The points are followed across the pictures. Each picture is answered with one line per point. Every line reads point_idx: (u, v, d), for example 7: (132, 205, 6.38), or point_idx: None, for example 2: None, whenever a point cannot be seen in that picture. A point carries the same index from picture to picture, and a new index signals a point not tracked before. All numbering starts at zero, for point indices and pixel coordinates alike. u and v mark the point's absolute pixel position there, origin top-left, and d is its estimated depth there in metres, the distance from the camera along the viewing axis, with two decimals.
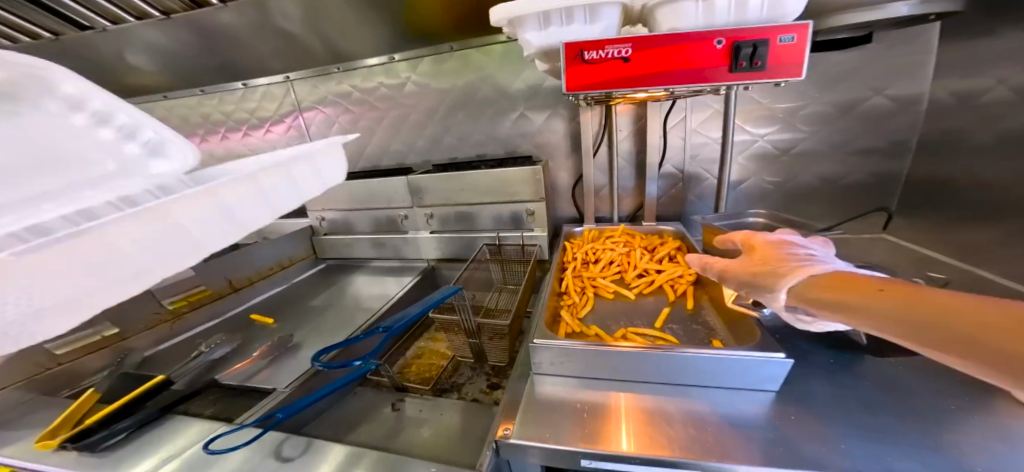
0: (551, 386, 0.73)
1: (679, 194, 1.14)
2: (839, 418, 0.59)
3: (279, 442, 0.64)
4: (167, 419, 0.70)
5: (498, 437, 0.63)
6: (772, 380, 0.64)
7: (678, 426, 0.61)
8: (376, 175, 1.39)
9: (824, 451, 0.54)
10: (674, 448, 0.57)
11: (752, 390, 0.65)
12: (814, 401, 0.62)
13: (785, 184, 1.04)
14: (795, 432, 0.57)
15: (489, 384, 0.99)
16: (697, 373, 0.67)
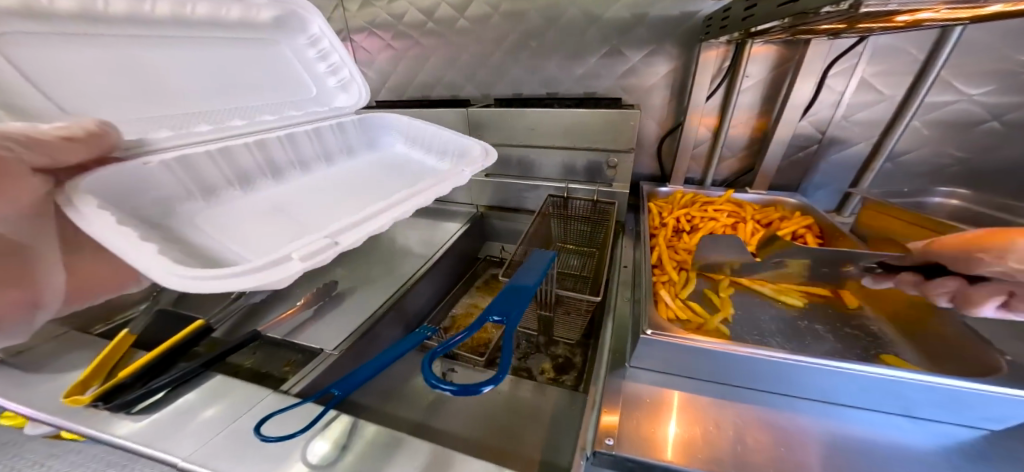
0: (652, 382, 0.59)
1: (808, 159, 0.96)
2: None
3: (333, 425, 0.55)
4: (204, 385, 0.61)
5: (597, 445, 0.50)
6: (931, 411, 0.50)
7: (834, 458, 0.47)
8: (429, 106, 1.20)
9: None
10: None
11: (899, 416, 0.52)
12: (980, 449, 0.48)
13: (973, 160, 0.85)
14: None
15: (551, 362, 0.87)
16: (856, 392, 0.52)
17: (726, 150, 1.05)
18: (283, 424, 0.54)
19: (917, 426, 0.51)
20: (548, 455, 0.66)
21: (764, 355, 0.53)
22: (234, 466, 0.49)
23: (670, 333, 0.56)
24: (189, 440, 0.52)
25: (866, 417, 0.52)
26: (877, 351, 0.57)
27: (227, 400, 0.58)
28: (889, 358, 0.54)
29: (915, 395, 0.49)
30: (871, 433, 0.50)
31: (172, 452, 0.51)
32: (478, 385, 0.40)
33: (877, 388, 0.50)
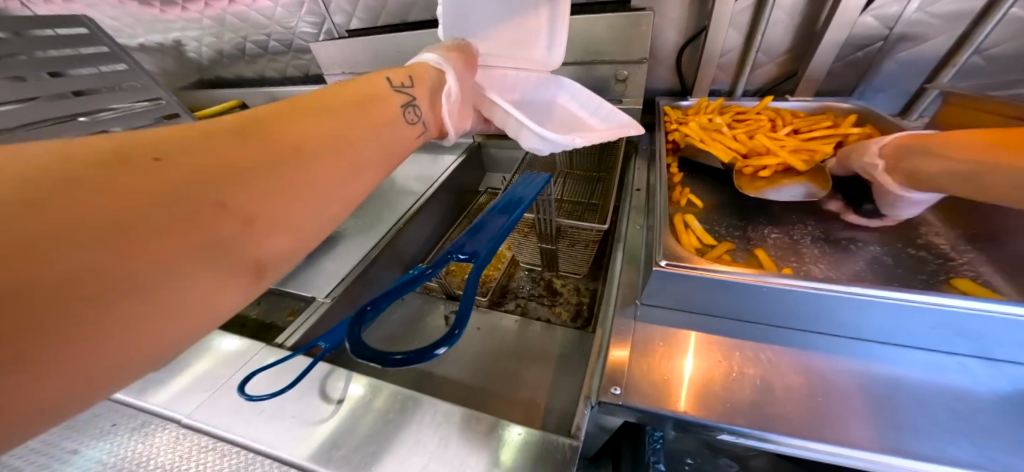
0: (667, 323, 0.51)
1: (867, 59, 0.79)
2: None
3: (325, 377, 0.50)
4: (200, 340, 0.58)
5: (601, 395, 0.44)
6: (1006, 351, 0.41)
7: (893, 411, 0.40)
8: (404, 29, 1.03)
9: None
10: (891, 445, 0.37)
11: (960, 358, 0.44)
12: None
13: None
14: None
15: (562, 303, 0.81)
16: (928, 331, 0.42)
17: (763, 55, 0.87)
18: (272, 381, 0.50)
19: (982, 366, 0.43)
20: (557, 400, 0.62)
21: (810, 291, 0.43)
22: (233, 424, 0.45)
23: (692, 261, 0.47)
24: (188, 397, 0.49)
25: (923, 357, 0.44)
26: (946, 274, 0.47)
27: (223, 358, 0.54)
28: (962, 282, 0.44)
29: (1003, 333, 0.39)
30: (927, 375, 0.43)
31: (176, 408, 0.48)
32: (428, 349, 0.32)
33: (957, 326, 0.41)
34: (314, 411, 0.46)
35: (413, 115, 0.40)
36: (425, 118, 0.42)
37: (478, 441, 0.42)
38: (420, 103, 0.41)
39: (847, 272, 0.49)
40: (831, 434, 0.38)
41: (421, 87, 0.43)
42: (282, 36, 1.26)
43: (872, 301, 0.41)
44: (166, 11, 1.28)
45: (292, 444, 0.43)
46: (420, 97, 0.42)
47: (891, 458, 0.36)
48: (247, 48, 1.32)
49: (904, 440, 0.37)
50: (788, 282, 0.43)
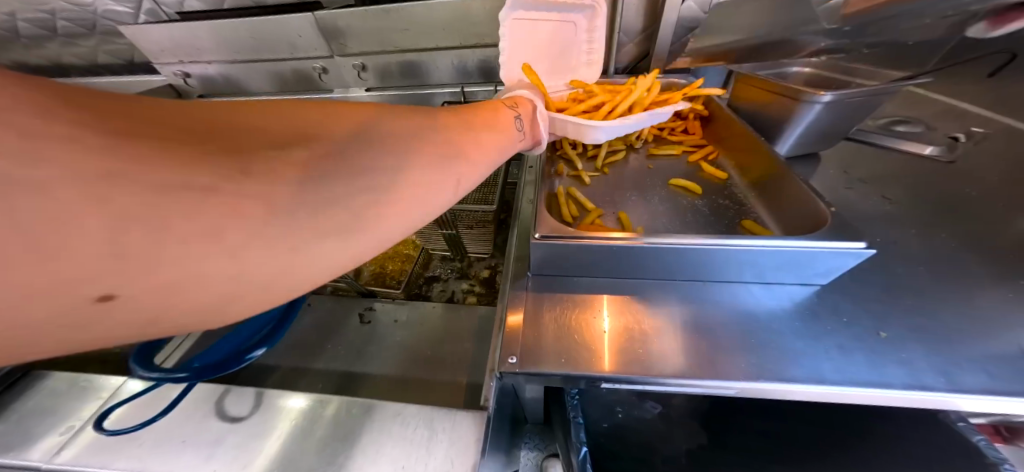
0: (553, 290, 0.59)
1: (696, 40, 0.95)
2: (833, 324, 0.50)
3: (220, 397, 0.51)
4: (55, 381, 0.53)
5: (500, 367, 0.49)
6: (779, 276, 0.53)
7: (703, 339, 0.50)
8: (256, 9, 0.91)
9: (798, 368, 0.46)
10: (731, 373, 0.46)
11: (753, 284, 0.55)
12: (819, 303, 0.52)
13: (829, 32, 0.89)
14: (855, 341, 0.48)
15: (473, 282, 0.88)
16: (724, 268, 0.53)
17: (622, 36, 0.98)
18: (151, 405, 0.49)
19: (768, 289, 0.54)
20: (473, 376, 0.68)
21: (647, 246, 0.52)
22: (112, 458, 0.44)
23: (560, 231, 0.55)
24: (43, 442, 0.47)
25: (728, 288, 0.55)
26: (739, 218, 0.62)
27: (83, 397, 0.51)
28: (749, 224, 0.58)
29: (767, 262, 0.50)
30: (731, 304, 0.53)
31: (27, 457, 0.45)
32: (243, 356, 0.46)
33: (741, 262, 0.51)
34: (210, 429, 0.48)
35: (519, 126, 0.49)
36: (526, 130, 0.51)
37: (394, 427, 0.49)
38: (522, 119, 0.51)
39: (678, 223, 0.62)
40: (692, 371, 0.47)
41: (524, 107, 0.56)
42: (74, 14, 1.00)
43: (673, 247, 0.51)
44: None
45: (191, 464, 0.45)
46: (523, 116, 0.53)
47: (713, 380, 0.46)
48: (25, 28, 1.03)
49: (738, 366, 0.47)
50: (616, 243, 0.52)
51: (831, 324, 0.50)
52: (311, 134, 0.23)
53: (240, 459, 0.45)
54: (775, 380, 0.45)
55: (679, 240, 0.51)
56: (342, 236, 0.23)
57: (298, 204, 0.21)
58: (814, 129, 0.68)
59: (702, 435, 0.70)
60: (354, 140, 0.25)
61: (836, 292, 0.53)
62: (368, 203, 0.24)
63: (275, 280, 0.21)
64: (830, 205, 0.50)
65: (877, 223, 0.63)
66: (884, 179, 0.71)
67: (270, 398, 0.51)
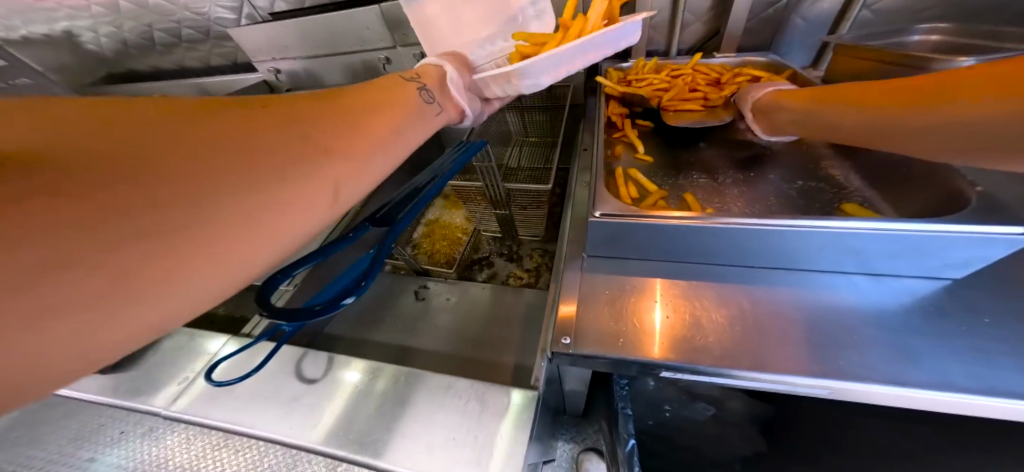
0: (612, 272, 0.55)
1: (779, 13, 0.85)
2: (969, 328, 0.40)
3: (298, 359, 0.55)
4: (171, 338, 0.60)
5: (554, 347, 0.47)
6: (893, 266, 0.44)
7: (792, 334, 0.43)
8: (332, 7, 0.99)
9: (920, 375, 0.38)
10: (826, 372, 0.39)
11: (856, 275, 0.47)
12: (948, 301, 0.43)
13: None
14: (1002, 346, 0.39)
15: (524, 267, 0.87)
16: (821, 254, 0.45)
17: (691, 13, 0.91)
18: (242, 363, 0.55)
19: (877, 281, 0.46)
20: (520, 358, 0.66)
21: (726, 227, 0.46)
22: (212, 410, 0.50)
23: (622, 208, 0.52)
24: (162, 390, 0.54)
25: (820, 278, 0.48)
26: (838, 202, 0.53)
27: (193, 354, 0.58)
28: (851, 207, 0.50)
29: (880, 248, 0.42)
30: (827, 296, 0.46)
31: (152, 402, 0.53)
32: (338, 300, 0.41)
33: (845, 247, 0.43)
34: (289, 388, 0.52)
35: (427, 96, 0.47)
36: (438, 99, 0.48)
37: (446, 398, 0.49)
38: (430, 87, 0.48)
39: (757, 205, 0.56)
40: (778, 365, 0.41)
41: (429, 75, 0.51)
42: (191, 22, 1.16)
43: (756, 228, 0.45)
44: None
45: (273, 419, 0.49)
46: (431, 84, 0.49)
47: (803, 379, 0.39)
48: (155, 36, 1.22)
49: (835, 363, 0.40)
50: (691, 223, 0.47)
51: (966, 324, 0.41)
52: (159, 139, 0.24)
53: (312, 415, 0.49)
54: (886, 384, 0.38)
55: (764, 220, 0.45)
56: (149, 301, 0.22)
57: (133, 211, 0.21)
58: None
59: (759, 441, 0.64)
60: (200, 139, 0.25)
61: (970, 289, 0.43)
62: (243, 206, 0.26)
63: (169, 296, 0.23)
64: (974, 183, 0.42)
65: None
66: None
67: (340, 363, 0.54)
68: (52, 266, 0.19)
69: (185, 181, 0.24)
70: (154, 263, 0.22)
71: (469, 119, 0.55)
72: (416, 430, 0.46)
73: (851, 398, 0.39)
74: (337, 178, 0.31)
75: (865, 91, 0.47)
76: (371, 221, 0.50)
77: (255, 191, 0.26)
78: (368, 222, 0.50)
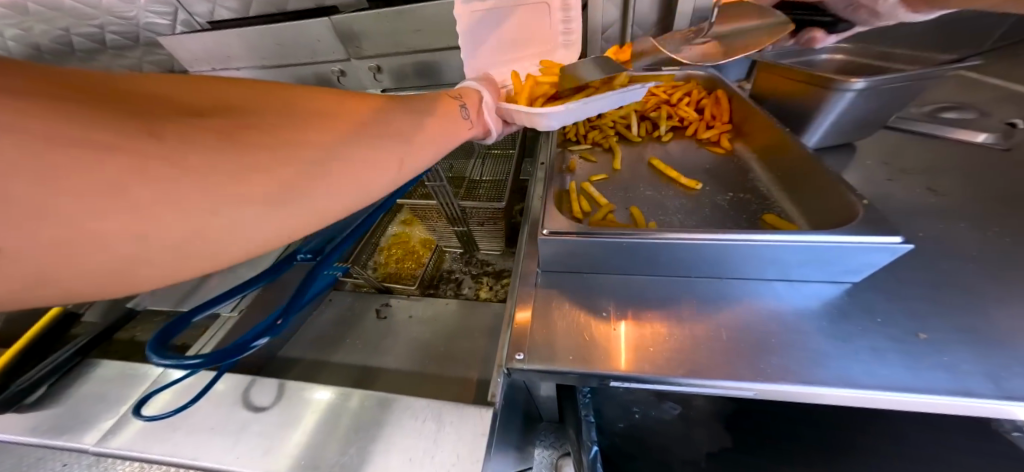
0: (565, 286, 0.58)
1: None
2: (865, 326, 0.46)
3: (246, 388, 0.53)
4: (99, 369, 0.57)
5: (509, 363, 0.49)
6: (803, 272, 0.50)
7: (719, 337, 0.48)
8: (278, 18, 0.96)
9: (823, 371, 0.43)
10: (746, 371, 0.44)
11: (775, 281, 0.52)
12: (849, 302, 0.49)
13: None
14: (890, 342, 0.45)
15: (487, 279, 0.88)
16: (740, 263, 0.50)
17: (636, 29, 0.95)
18: (184, 392, 0.53)
19: (793, 286, 0.51)
20: (486, 372, 0.68)
21: (662, 243, 0.50)
22: (152, 444, 0.48)
23: (568, 226, 0.54)
24: (92, 425, 0.51)
25: (746, 285, 0.53)
26: (762, 213, 0.58)
27: (125, 385, 0.54)
28: (770, 219, 0.55)
29: (788, 258, 0.48)
30: (751, 301, 0.51)
31: (80, 439, 0.49)
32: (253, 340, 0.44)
33: (760, 257, 0.49)
34: (238, 418, 0.50)
35: (466, 113, 0.50)
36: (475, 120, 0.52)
37: (405, 419, 0.49)
38: (469, 107, 0.52)
39: (693, 217, 0.60)
40: (709, 370, 0.45)
41: (470, 97, 0.55)
42: (120, 29, 1.08)
43: (686, 241, 0.49)
44: None
45: (219, 451, 0.47)
46: (472, 107, 0.53)
47: (730, 380, 0.43)
48: (77, 43, 1.12)
49: (755, 364, 0.45)
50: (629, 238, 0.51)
51: (864, 324, 0.46)
52: (288, 103, 0.30)
53: (263, 447, 0.47)
54: (796, 383, 0.42)
55: (690, 236, 0.49)
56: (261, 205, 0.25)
57: (278, 143, 0.27)
58: (849, 118, 0.63)
59: (725, 437, 0.68)
60: (320, 109, 0.31)
61: (867, 290, 0.50)
62: (341, 156, 0.30)
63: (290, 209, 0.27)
64: (862, 198, 0.46)
65: (919, 216, 0.58)
66: (931, 171, 0.65)
67: (292, 390, 0.53)
68: (240, 168, 0.24)
69: (309, 129, 0.29)
70: (302, 173, 0.27)
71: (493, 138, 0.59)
72: (374, 455, 0.47)
73: (771, 394, 0.43)
74: (404, 157, 0.36)
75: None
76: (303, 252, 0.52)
77: (351, 149, 0.31)
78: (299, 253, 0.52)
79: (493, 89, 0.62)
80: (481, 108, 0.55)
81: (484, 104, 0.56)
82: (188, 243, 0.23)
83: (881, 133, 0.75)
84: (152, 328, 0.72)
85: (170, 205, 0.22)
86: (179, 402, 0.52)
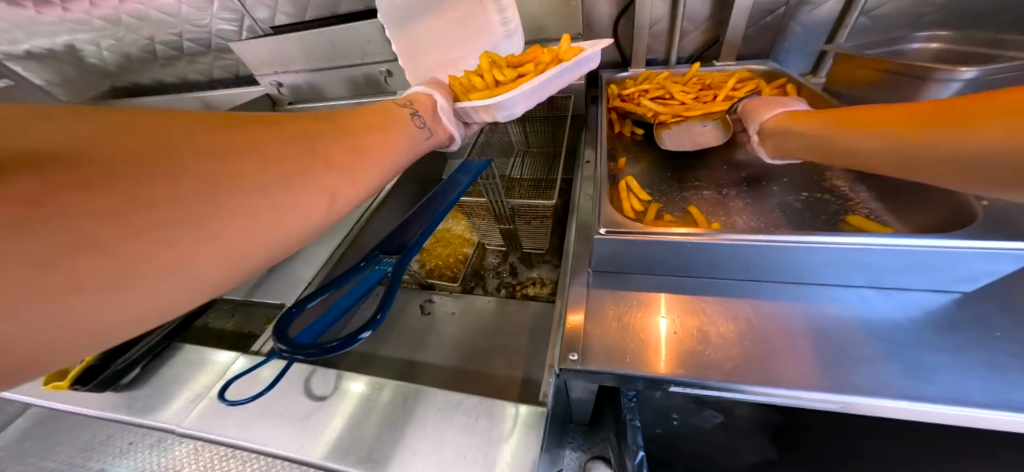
0: (614, 287, 0.55)
1: (778, 22, 0.85)
2: (979, 343, 0.40)
3: (307, 379, 0.54)
4: (180, 355, 0.60)
5: (561, 363, 0.47)
6: (900, 279, 0.45)
7: (802, 347, 0.43)
8: (333, 22, 1.00)
9: (931, 391, 0.38)
10: (834, 385, 0.39)
11: (862, 288, 0.47)
12: (957, 315, 0.43)
13: (957, 1, 0.74)
14: (1015, 359, 0.39)
15: (529, 278, 0.87)
16: (826, 267, 0.46)
17: (689, 23, 0.91)
18: (253, 382, 0.55)
19: (886, 294, 0.46)
20: (528, 372, 0.66)
21: (733, 242, 0.47)
22: (224, 427, 0.50)
23: (627, 223, 0.52)
24: (173, 406, 0.54)
25: (827, 291, 0.48)
26: (843, 214, 0.53)
27: (200, 372, 0.57)
28: (856, 220, 0.50)
29: (888, 263, 0.42)
30: (838, 310, 0.46)
31: (163, 419, 0.53)
32: (355, 334, 0.40)
33: (852, 261, 0.44)
34: (301, 407, 0.51)
35: (419, 122, 0.49)
36: (429, 125, 0.50)
37: (454, 415, 0.49)
38: (421, 114, 0.51)
39: (760, 218, 0.56)
40: (789, 380, 0.41)
41: (421, 102, 0.54)
42: (195, 36, 1.17)
43: (763, 242, 0.45)
44: (45, 12, 1.16)
45: (285, 438, 0.48)
46: (423, 113, 0.52)
47: (816, 394, 0.39)
48: (158, 50, 1.23)
49: (846, 379, 0.40)
50: (700, 239, 0.48)
51: (978, 338, 0.41)
52: (162, 136, 0.25)
53: (322, 436, 0.48)
54: (898, 398, 0.37)
55: (770, 238, 0.45)
56: (161, 273, 0.22)
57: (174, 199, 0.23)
58: None
59: (770, 449, 0.63)
60: (211, 141, 0.26)
61: (979, 302, 0.44)
62: (261, 199, 0.26)
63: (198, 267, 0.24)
64: (982, 198, 0.41)
65: None
66: None
67: (349, 381, 0.54)
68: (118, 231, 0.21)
69: (195, 171, 0.24)
70: (213, 227, 0.24)
71: (457, 143, 0.58)
72: (426, 448, 0.46)
73: (863, 410, 0.39)
74: (337, 186, 0.31)
75: (895, 115, 0.39)
76: (382, 251, 0.51)
77: (258, 189, 0.26)
78: (379, 252, 0.51)
79: (447, 93, 0.61)
80: (435, 113, 0.55)
81: (439, 107, 0.56)
82: (141, 304, 0.22)
83: None
84: (223, 316, 0.76)
85: (90, 273, 0.20)
86: (249, 393, 0.53)
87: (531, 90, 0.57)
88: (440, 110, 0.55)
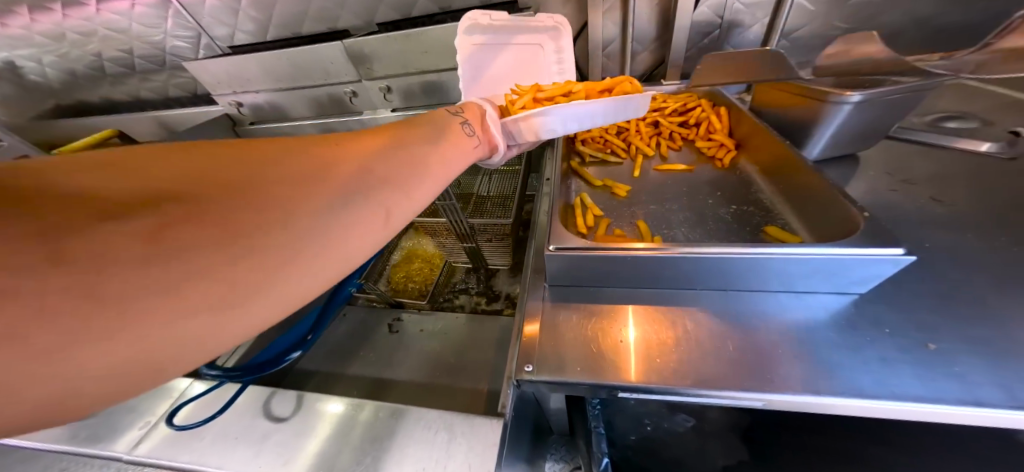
0: (567, 300, 0.59)
1: (714, 44, 0.93)
2: (871, 338, 0.46)
3: (266, 400, 0.55)
4: None
5: (518, 375, 0.50)
6: (808, 284, 0.50)
7: (728, 352, 0.48)
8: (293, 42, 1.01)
9: (829, 384, 0.43)
10: (752, 384, 0.44)
11: (781, 293, 0.53)
12: (856, 314, 0.49)
13: (859, 28, 0.85)
14: (896, 355, 0.45)
15: (496, 292, 0.90)
16: (744, 276, 0.51)
17: (638, 44, 0.98)
18: (210, 404, 0.55)
19: (799, 298, 0.52)
20: (495, 382, 0.69)
21: (666, 256, 0.51)
22: (180, 453, 0.50)
23: (573, 241, 0.56)
24: (125, 433, 0.53)
25: (751, 298, 0.53)
26: (765, 225, 0.59)
27: (153, 399, 0.56)
28: (773, 231, 0.56)
29: (793, 273, 0.48)
30: (759, 315, 0.51)
31: (112, 448, 0.51)
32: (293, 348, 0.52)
33: (763, 270, 0.49)
34: (259, 428, 0.52)
35: (468, 129, 0.51)
36: (479, 134, 0.52)
37: (418, 429, 0.51)
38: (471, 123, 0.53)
39: (695, 229, 0.61)
40: (716, 381, 0.45)
41: (472, 111, 0.57)
42: (146, 53, 1.14)
43: (689, 253, 0.50)
44: None
45: (242, 460, 0.49)
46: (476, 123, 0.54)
47: (737, 394, 0.44)
48: (107, 68, 1.19)
49: (765, 377, 0.45)
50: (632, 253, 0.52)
51: (871, 334, 0.47)
52: (288, 168, 0.28)
53: (280, 457, 0.49)
54: (805, 393, 0.42)
55: (693, 250, 0.50)
56: (257, 291, 0.24)
57: (262, 227, 0.24)
58: (852, 128, 0.64)
59: (742, 450, 0.67)
60: (329, 167, 0.30)
61: (874, 301, 0.50)
62: (336, 225, 0.28)
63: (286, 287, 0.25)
64: (864, 209, 0.47)
65: (923, 226, 0.58)
66: (938, 182, 0.65)
67: (310, 402, 0.54)
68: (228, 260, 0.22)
69: (313, 188, 0.27)
70: (294, 252, 0.25)
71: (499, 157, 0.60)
72: (392, 463, 0.48)
73: (781, 407, 0.44)
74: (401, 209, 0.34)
75: None
76: None
77: (333, 213, 0.28)
78: None
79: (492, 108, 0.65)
80: (483, 122, 0.56)
81: (486, 118, 0.58)
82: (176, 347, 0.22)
83: (884, 142, 0.75)
84: None
85: (165, 305, 0.20)
86: (206, 415, 0.54)
87: (577, 109, 0.60)
88: (487, 119, 0.57)
